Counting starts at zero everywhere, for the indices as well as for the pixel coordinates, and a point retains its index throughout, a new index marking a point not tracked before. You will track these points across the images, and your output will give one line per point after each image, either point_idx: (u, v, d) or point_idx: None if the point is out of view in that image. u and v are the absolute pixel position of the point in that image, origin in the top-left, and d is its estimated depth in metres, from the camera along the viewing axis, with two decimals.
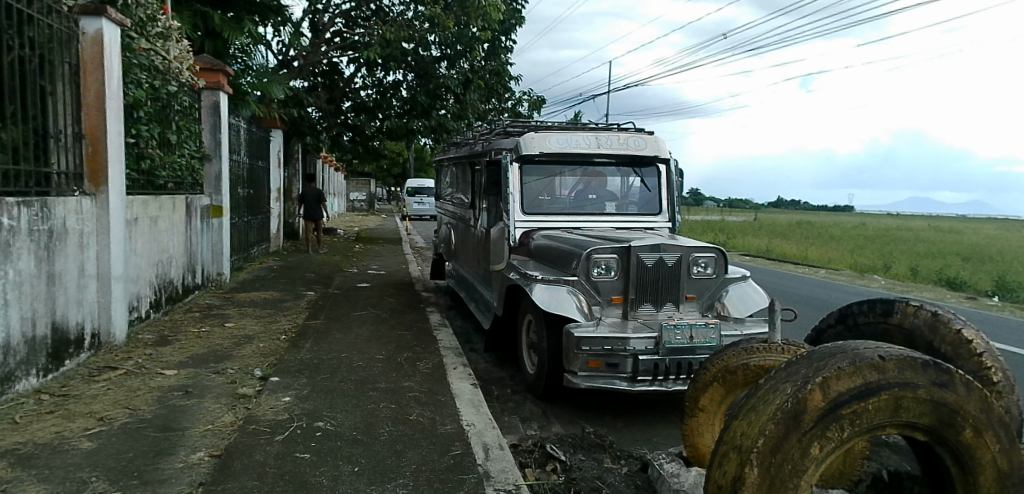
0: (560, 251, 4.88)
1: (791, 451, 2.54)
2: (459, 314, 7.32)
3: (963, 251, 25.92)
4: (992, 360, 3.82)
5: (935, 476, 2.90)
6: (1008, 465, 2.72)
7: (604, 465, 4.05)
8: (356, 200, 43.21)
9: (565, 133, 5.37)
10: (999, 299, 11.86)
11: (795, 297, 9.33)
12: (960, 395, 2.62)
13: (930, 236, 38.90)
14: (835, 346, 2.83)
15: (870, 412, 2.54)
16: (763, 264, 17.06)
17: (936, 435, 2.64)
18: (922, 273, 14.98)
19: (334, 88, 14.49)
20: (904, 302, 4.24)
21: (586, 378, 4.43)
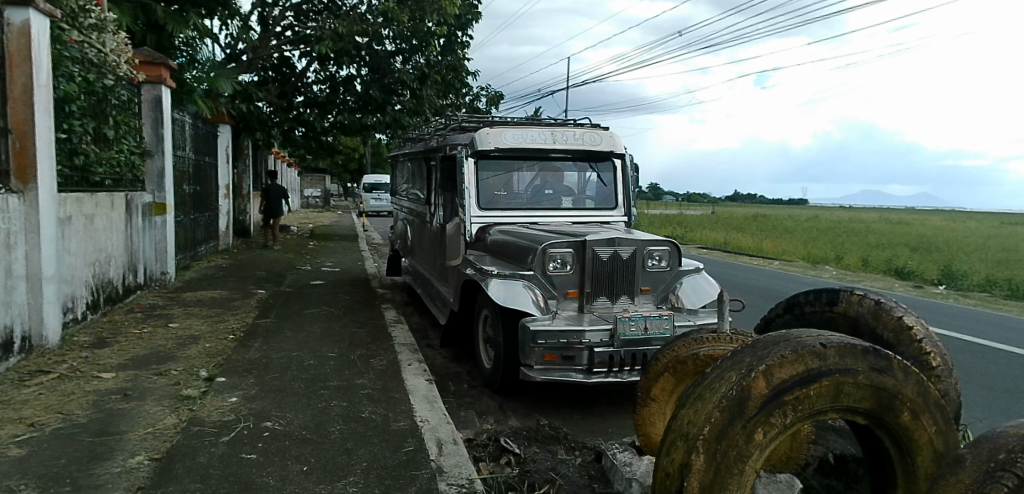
0: (516, 246, 4.87)
1: (736, 438, 2.56)
2: (416, 310, 7.28)
3: (915, 242, 26.79)
4: (931, 346, 3.94)
5: (874, 457, 2.99)
6: (943, 444, 2.82)
7: (558, 456, 4.06)
8: (313, 197, 42.60)
9: (520, 128, 5.35)
10: (946, 287, 12.30)
11: (746, 287, 9.52)
12: (897, 380, 2.69)
13: (886, 228, 40.07)
14: (779, 335, 2.88)
15: (813, 397, 2.58)
16: (720, 256, 17.38)
17: (876, 419, 2.71)
18: (873, 263, 15.45)
19: (285, 83, 14.47)
20: (848, 291, 4.34)
21: (542, 371, 4.45)
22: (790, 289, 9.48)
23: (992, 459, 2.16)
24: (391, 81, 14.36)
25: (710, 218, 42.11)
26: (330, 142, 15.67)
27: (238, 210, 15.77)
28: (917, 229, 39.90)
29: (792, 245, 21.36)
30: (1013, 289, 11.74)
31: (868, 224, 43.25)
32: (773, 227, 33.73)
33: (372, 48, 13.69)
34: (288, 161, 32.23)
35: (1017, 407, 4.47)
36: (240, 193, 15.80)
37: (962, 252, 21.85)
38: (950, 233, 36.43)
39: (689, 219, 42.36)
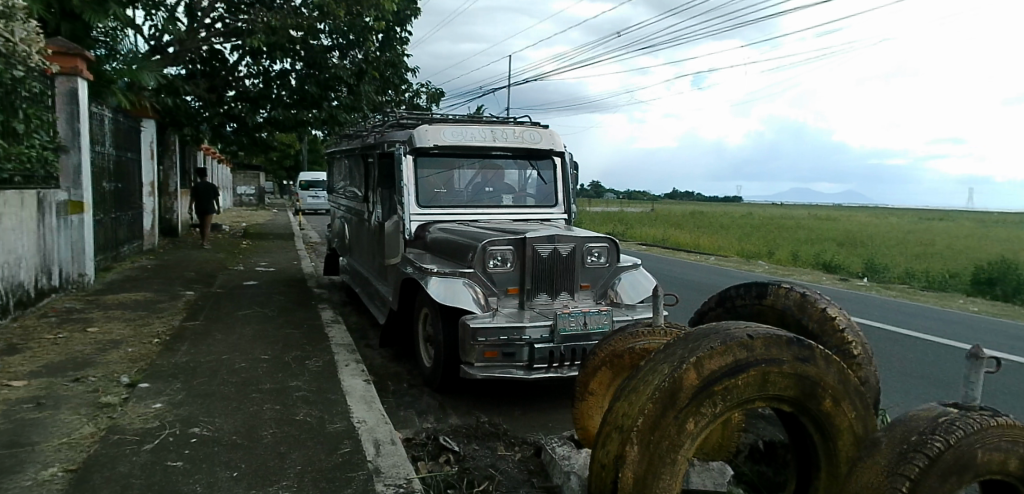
0: (456, 244, 4.84)
1: (667, 428, 2.63)
2: (354, 310, 7.16)
3: (843, 237, 28.24)
4: (852, 335, 4.14)
5: (799, 443, 3.13)
6: (862, 428, 2.97)
7: (497, 452, 4.06)
8: (246, 195, 41.41)
9: (460, 125, 5.36)
10: (869, 280, 13.01)
11: (681, 282, 9.82)
12: (820, 368, 2.80)
13: (819, 224, 41.95)
14: (710, 327, 2.95)
15: (740, 387, 2.67)
16: (660, 252, 17.84)
17: (800, 407, 2.82)
18: (803, 258, 16.20)
19: (214, 76, 13.80)
20: (776, 284, 4.50)
21: (483, 369, 4.44)
22: (723, 283, 9.83)
23: (904, 440, 2.44)
24: (329, 78, 13.99)
25: (649, 217, 40.01)
26: (264, 138, 15.30)
27: (164, 208, 15.17)
28: (848, 225, 42.05)
29: (728, 241, 22.13)
30: (928, 281, 12.53)
31: (802, 221, 45.15)
32: (714, 225, 34.82)
33: (308, 42, 13.31)
34: (217, 159, 31.12)
35: (926, 390, 4.79)
36: (166, 191, 15.23)
37: (885, 246, 23.21)
38: (876, 229, 38.51)
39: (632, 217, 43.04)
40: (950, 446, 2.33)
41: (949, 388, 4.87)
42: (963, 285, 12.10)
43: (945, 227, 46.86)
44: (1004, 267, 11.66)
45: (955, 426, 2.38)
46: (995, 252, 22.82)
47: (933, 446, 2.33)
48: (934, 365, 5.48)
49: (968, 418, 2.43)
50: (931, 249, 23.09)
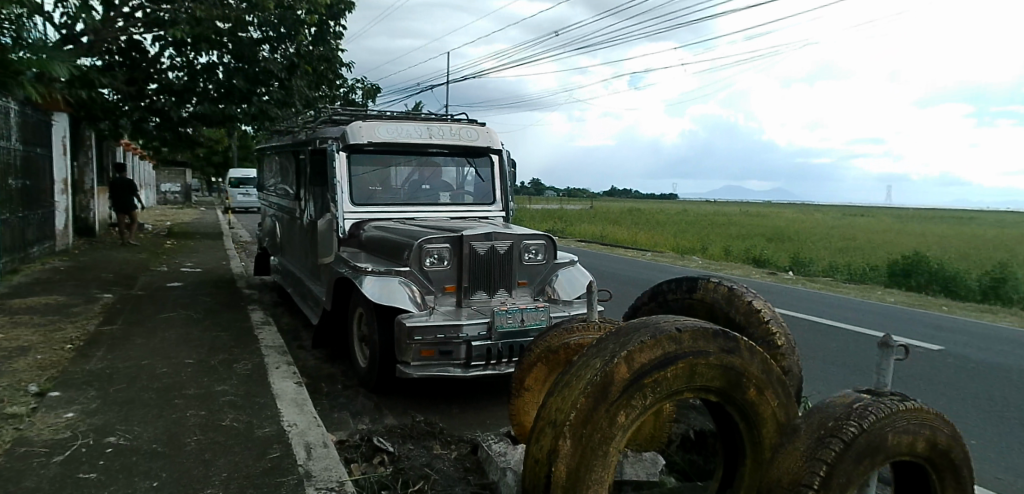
0: (392, 242, 4.79)
1: (600, 421, 2.64)
2: (286, 310, 6.99)
3: (772, 232, 29.52)
4: (776, 326, 4.32)
5: (727, 433, 3.24)
6: (784, 416, 3.12)
7: (433, 451, 4.04)
8: (171, 192, 39.83)
9: (395, 122, 5.31)
10: (794, 273, 13.66)
11: (617, 277, 10.05)
12: (743, 359, 2.92)
13: (754, 220, 43.66)
14: (641, 322, 3.02)
15: (669, 379, 2.73)
16: (597, 248, 18.17)
17: (726, 397, 2.92)
18: (735, 253, 16.85)
19: (135, 68, 13.14)
20: (705, 279, 4.66)
21: (419, 368, 4.40)
22: (657, 277, 10.11)
23: (822, 426, 2.62)
24: (258, 71, 13.62)
25: (589, 214, 40.65)
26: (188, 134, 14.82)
27: (80, 207, 14.40)
28: (780, 220, 43.94)
29: (666, 237, 22.78)
30: (849, 273, 13.26)
31: (738, 217, 46.87)
32: (655, 221, 35.75)
33: (235, 34, 12.78)
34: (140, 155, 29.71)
35: (841, 377, 5.07)
36: (82, 188, 14.48)
37: (810, 241, 24.42)
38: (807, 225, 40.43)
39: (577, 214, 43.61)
40: (863, 430, 2.54)
41: (862, 375, 5.16)
42: (880, 276, 12.86)
43: (869, 222, 49.67)
44: (916, 259, 12.46)
45: (867, 412, 2.60)
46: (909, 246, 24.44)
47: (848, 431, 2.53)
48: (849, 353, 5.80)
49: (877, 403, 2.66)
50: (853, 243, 24.49)
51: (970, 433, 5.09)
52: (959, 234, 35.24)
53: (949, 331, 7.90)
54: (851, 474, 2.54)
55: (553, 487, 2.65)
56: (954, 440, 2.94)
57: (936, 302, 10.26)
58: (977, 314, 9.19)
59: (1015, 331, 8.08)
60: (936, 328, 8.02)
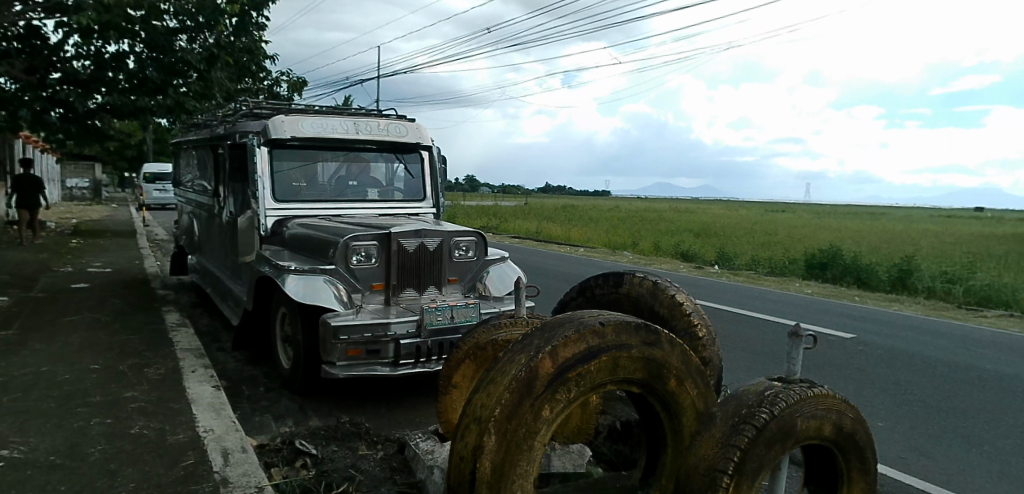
0: (317, 240, 4.68)
1: (525, 416, 2.59)
2: (205, 311, 6.75)
3: (700, 228, 30.60)
4: (698, 318, 4.47)
5: (650, 423, 3.32)
6: (702, 405, 3.23)
7: (358, 452, 3.96)
8: (77, 188, 38.25)
9: (320, 117, 5.21)
10: (720, 266, 14.23)
11: (548, 273, 10.19)
12: (664, 351, 3.00)
13: (686, 216, 45.23)
14: (565, 317, 3.02)
15: (593, 372, 2.74)
16: (532, 245, 18.33)
17: (648, 387, 3.00)
18: (665, 248, 17.38)
19: (35, 56, 11.93)
20: (631, 273, 4.75)
21: (346, 368, 4.31)
22: (586, 273, 10.31)
23: (736, 414, 2.71)
24: (174, 62, 12.19)
25: (526, 211, 41.05)
26: (96, 126, 14.12)
27: None
28: (711, 216, 45.60)
29: (599, 233, 23.26)
30: (770, 267, 13.91)
31: (671, 214, 48.37)
32: (591, 217, 36.43)
33: (149, 22, 11.31)
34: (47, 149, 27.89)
35: (758, 367, 5.31)
36: None
37: (736, 236, 25.48)
38: (736, 220, 42.15)
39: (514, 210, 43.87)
40: (774, 416, 2.65)
41: (775, 364, 5.43)
42: (799, 269, 13.53)
43: (795, 218, 52.37)
44: (832, 253, 13.18)
45: (778, 399, 2.72)
46: (825, 240, 26.03)
47: (760, 417, 2.63)
48: (766, 344, 6.08)
49: (786, 390, 2.79)
50: (775, 237, 25.82)
51: (878, 415, 5.43)
52: (876, 229, 37.62)
53: (858, 319, 8.43)
54: (764, 459, 2.64)
55: (477, 485, 2.58)
56: (859, 424, 3.11)
57: (849, 293, 10.92)
58: (885, 303, 9.84)
59: (916, 318, 8.72)
60: (846, 316, 8.54)
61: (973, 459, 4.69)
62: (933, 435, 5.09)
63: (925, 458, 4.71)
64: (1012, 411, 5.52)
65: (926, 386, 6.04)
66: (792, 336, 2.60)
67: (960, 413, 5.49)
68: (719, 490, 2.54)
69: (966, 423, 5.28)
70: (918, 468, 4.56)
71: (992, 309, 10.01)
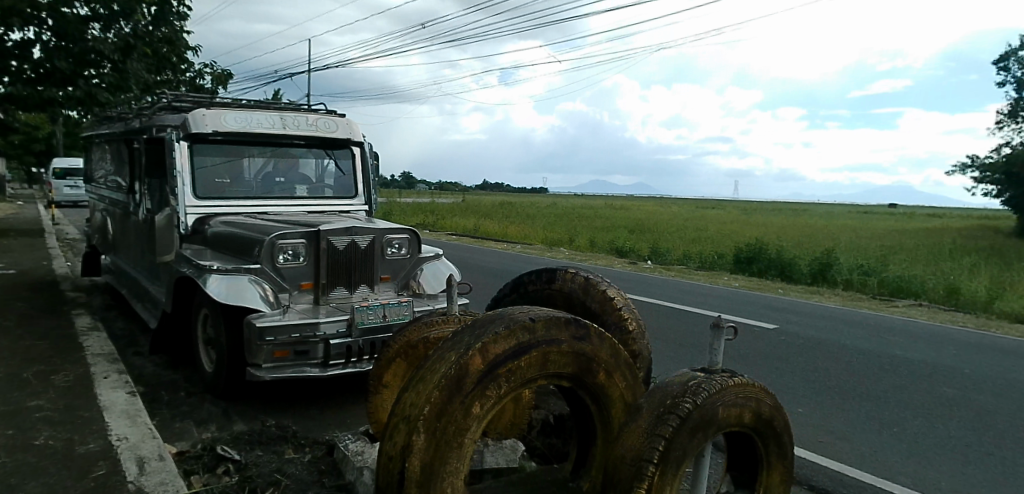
0: (242, 238, 4.53)
1: (455, 413, 2.51)
2: (121, 314, 6.46)
3: (637, 224, 31.43)
4: (628, 313, 4.57)
5: (580, 416, 3.37)
6: (631, 396, 3.30)
7: (285, 456, 3.85)
8: None
9: (244, 111, 5.12)
10: (652, 262, 14.67)
11: (483, 271, 10.24)
12: (594, 345, 3.04)
13: (626, 213, 46.31)
14: (495, 313, 2.98)
15: (523, 368, 2.72)
16: (470, 242, 18.35)
17: (578, 381, 3.03)
18: (601, 244, 17.76)
19: None
20: (564, 269, 4.80)
21: (273, 370, 4.18)
22: (521, 270, 10.42)
23: (661, 404, 2.78)
24: (86, 52, 10.57)
25: (467, 208, 41.12)
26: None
27: None
28: (650, 213, 46.87)
29: (539, 230, 23.50)
30: (700, 261, 14.44)
31: (611, 211, 49.46)
32: (531, 214, 36.75)
33: (58, 11, 10.33)
34: None
35: (683, 360, 5.49)
36: None
37: (670, 232, 26.29)
38: (674, 217, 43.47)
39: (457, 207, 43.66)
40: (696, 406, 2.74)
41: (700, 356, 5.64)
42: (728, 263, 14.10)
43: (731, 214, 54.53)
44: (757, 248, 13.80)
45: (700, 389, 2.81)
46: (754, 235, 27.27)
47: (684, 407, 2.71)
48: (690, 337, 6.31)
49: (709, 380, 2.89)
50: (709, 233, 26.82)
51: (799, 401, 5.71)
52: (804, 225, 39.63)
53: (780, 310, 8.86)
54: (687, 447, 2.72)
55: (407, 484, 2.48)
56: (777, 410, 3.25)
57: (773, 285, 11.47)
58: (806, 295, 10.38)
59: (833, 308, 9.25)
60: (770, 308, 8.96)
61: (884, 440, 5.01)
62: (846, 419, 5.40)
63: (841, 441, 4.99)
64: (916, 394, 5.93)
65: (840, 373, 6.40)
66: (714, 329, 2.67)
67: (872, 397, 5.85)
68: (645, 479, 2.59)
69: (876, 407, 5.63)
70: (834, 450, 4.83)
71: (902, 299, 10.75)
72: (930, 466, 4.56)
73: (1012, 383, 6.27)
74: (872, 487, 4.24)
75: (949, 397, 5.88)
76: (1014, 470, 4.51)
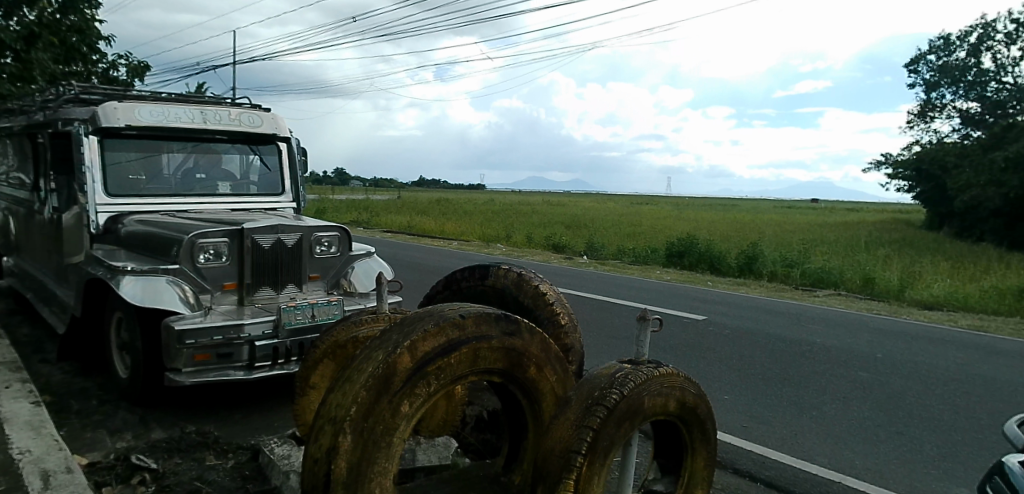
0: (159, 238, 4.35)
1: (383, 413, 2.45)
2: (26, 319, 6.08)
3: (575, 220, 31.93)
4: (561, 307, 4.59)
5: (512, 410, 3.39)
6: (562, 390, 3.34)
7: (206, 463, 3.71)
8: None
9: (160, 105, 5.03)
10: (588, 257, 14.97)
11: (418, 268, 10.21)
12: (524, 340, 3.05)
13: (567, 210, 46.85)
14: (425, 310, 2.92)
15: (453, 365, 2.69)
16: (408, 239, 18.20)
17: (508, 376, 3.04)
18: (537, 240, 17.96)
19: None
20: (496, 265, 4.81)
21: (193, 374, 4.03)
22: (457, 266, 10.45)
23: (589, 396, 2.79)
24: None
25: (407, 205, 40.74)
26: None
27: None
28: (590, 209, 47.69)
29: (478, 226, 23.56)
30: (634, 256, 14.83)
31: (553, 207, 50.03)
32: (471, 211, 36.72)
33: None
34: None
35: (612, 352, 5.64)
36: None
37: (608, 227, 26.87)
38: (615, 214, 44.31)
39: (400, 204, 43.03)
40: (623, 396, 2.76)
41: (628, 348, 5.80)
42: (660, 256, 14.54)
43: (670, 209, 56.04)
44: (688, 242, 14.29)
45: (627, 380, 2.83)
46: (688, 230, 28.18)
47: (611, 398, 2.72)
48: (619, 330, 6.49)
49: (635, 371, 2.92)
50: (645, 228, 27.59)
51: (724, 389, 5.94)
52: (737, 220, 41.26)
53: (707, 301, 9.20)
54: (614, 437, 2.75)
55: (332, 488, 2.41)
56: (700, 398, 3.33)
57: (702, 278, 11.90)
58: (733, 287, 10.80)
59: (757, 299, 9.68)
60: (698, 299, 9.28)
61: (803, 423, 5.28)
62: (768, 404, 5.67)
63: (764, 426, 5.22)
64: (833, 378, 6.28)
65: (763, 360, 6.71)
66: (642, 323, 2.68)
67: (793, 382, 6.15)
68: (574, 470, 2.62)
69: (794, 391, 5.93)
70: (757, 435, 5.05)
71: (823, 289, 11.34)
72: (845, 447, 4.84)
73: (917, 365, 6.74)
74: (790, 468, 4.46)
75: (862, 380, 6.25)
76: (919, 447, 4.85)
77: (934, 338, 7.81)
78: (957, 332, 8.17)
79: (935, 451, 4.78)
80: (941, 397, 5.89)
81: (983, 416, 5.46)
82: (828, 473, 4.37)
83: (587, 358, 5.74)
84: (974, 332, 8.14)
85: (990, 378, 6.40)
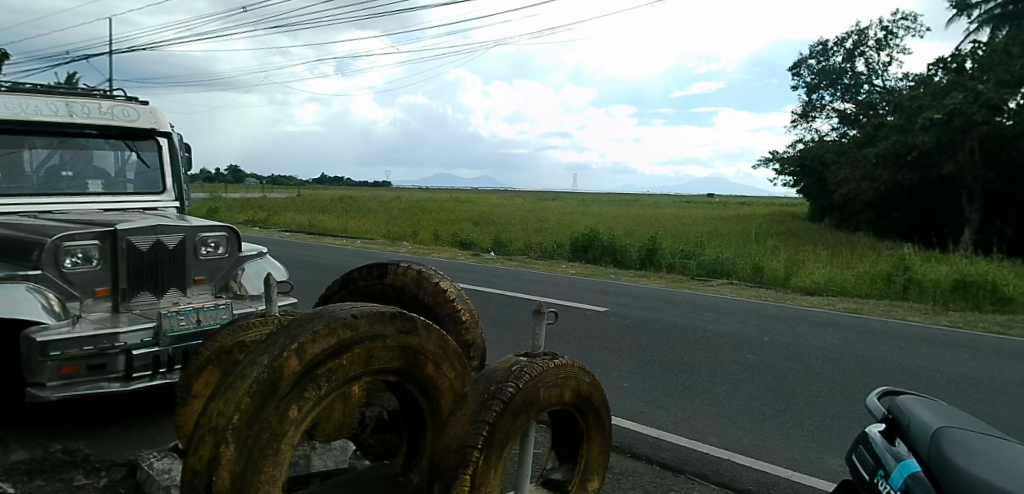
0: (20, 242, 4.03)
1: (270, 418, 2.33)
2: None
3: (484, 217, 31.98)
4: (461, 303, 4.60)
5: (410, 409, 3.36)
6: (460, 386, 3.34)
7: (72, 484, 3.43)
8: None
9: (19, 94, 4.70)
10: (495, 253, 15.16)
11: (322, 269, 9.95)
12: (421, 337, 3.02)
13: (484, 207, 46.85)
14: (315, 311, 2.82)
15: (345, 366, 2.60)
16: (308, 238, 17.57)
17: (405, 375, 3.00)
18: (445, 237, 17.96)
19: None
20: (395, 264, 4.76)
21: (60, 388, 3.70)
22: None
23: (485, 390, 2.79)
24: None
25: (315, 203, 39.44)
26: None
27: None
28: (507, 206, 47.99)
29: (388, 225, 23.24)
30: (540, 251, 15.15)
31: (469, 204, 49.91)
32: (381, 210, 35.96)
33: None
34: None
35: (514, 346, 5.76)
36: None
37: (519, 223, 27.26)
38: (533, 210, 44.79)
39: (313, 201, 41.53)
40: (519, 389, 2.79)
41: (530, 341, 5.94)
42: (565, 251, 14.93)
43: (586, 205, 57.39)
44: (591, 235, 14.79)
45: (522, 372, 2.87)
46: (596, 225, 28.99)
47: (506, 391, 2.75)
48: (520, 325, 6.62)
49: (530, 365, 2.95)
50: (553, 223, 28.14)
51: (623, 377, 6.20)
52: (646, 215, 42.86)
53: (607, 293, 9.56)
54: (510, 429, 2.77)
55: None
56: (595, 387, 3.43)
57: (604, 271, 12.35)
58: (635, 279, 11.25)
59: (653, 289, 10.16)
60: (599, 292, 9.61)
61: (696, 406, 5.60)
62: (664, 388, 5.96)
63: (660, 410, 5.48)
64: (723, 362, 6.70)
65: (658, 347, 7.07)
66: (538, 316, 2.71)
67: (686, 367, 6.50)
68: (470, 464, 2.61)
69: (687, 375, 6.29)
70: (654, 419, 5.31)
71: (717, 279, 12.06)
72: (734, 426, 5.17)
73: (797, 346, 7.33)
74: (684, 448, 4.72)
75: (749, 362, 6.72)
76: (800, 422, 5.26)
77: (811, 320, 8.52)
78: (831, 314, 8.94)
79: (813, 425, 5.21)
80: (818, 375, 6.42)
81: (855, 390, 6.01)
82: (717, 452, 4.67)
83: (490, 353, 5.82)
84: (846, 314, 8.93)
85: (860, 355, 7.05)
